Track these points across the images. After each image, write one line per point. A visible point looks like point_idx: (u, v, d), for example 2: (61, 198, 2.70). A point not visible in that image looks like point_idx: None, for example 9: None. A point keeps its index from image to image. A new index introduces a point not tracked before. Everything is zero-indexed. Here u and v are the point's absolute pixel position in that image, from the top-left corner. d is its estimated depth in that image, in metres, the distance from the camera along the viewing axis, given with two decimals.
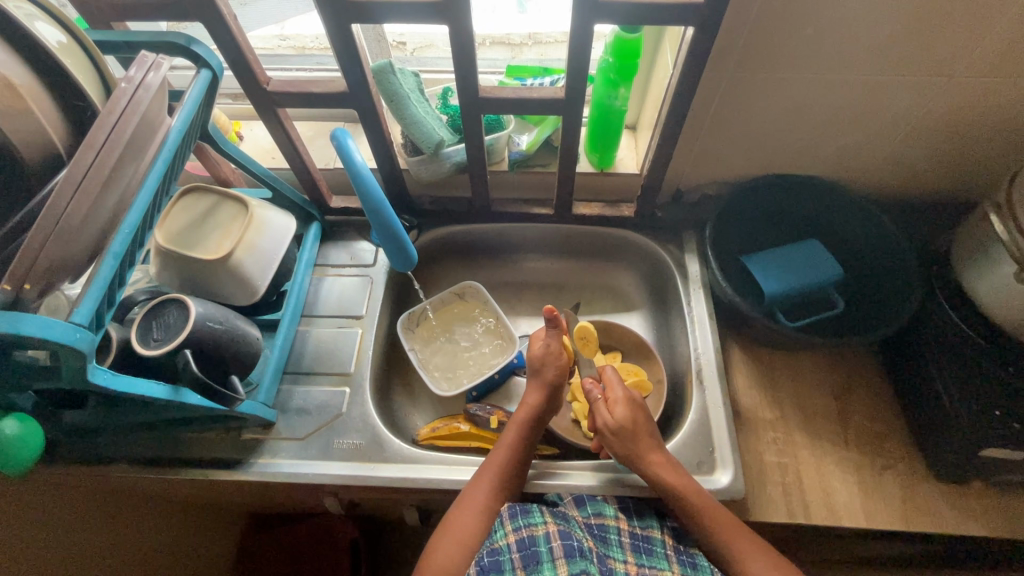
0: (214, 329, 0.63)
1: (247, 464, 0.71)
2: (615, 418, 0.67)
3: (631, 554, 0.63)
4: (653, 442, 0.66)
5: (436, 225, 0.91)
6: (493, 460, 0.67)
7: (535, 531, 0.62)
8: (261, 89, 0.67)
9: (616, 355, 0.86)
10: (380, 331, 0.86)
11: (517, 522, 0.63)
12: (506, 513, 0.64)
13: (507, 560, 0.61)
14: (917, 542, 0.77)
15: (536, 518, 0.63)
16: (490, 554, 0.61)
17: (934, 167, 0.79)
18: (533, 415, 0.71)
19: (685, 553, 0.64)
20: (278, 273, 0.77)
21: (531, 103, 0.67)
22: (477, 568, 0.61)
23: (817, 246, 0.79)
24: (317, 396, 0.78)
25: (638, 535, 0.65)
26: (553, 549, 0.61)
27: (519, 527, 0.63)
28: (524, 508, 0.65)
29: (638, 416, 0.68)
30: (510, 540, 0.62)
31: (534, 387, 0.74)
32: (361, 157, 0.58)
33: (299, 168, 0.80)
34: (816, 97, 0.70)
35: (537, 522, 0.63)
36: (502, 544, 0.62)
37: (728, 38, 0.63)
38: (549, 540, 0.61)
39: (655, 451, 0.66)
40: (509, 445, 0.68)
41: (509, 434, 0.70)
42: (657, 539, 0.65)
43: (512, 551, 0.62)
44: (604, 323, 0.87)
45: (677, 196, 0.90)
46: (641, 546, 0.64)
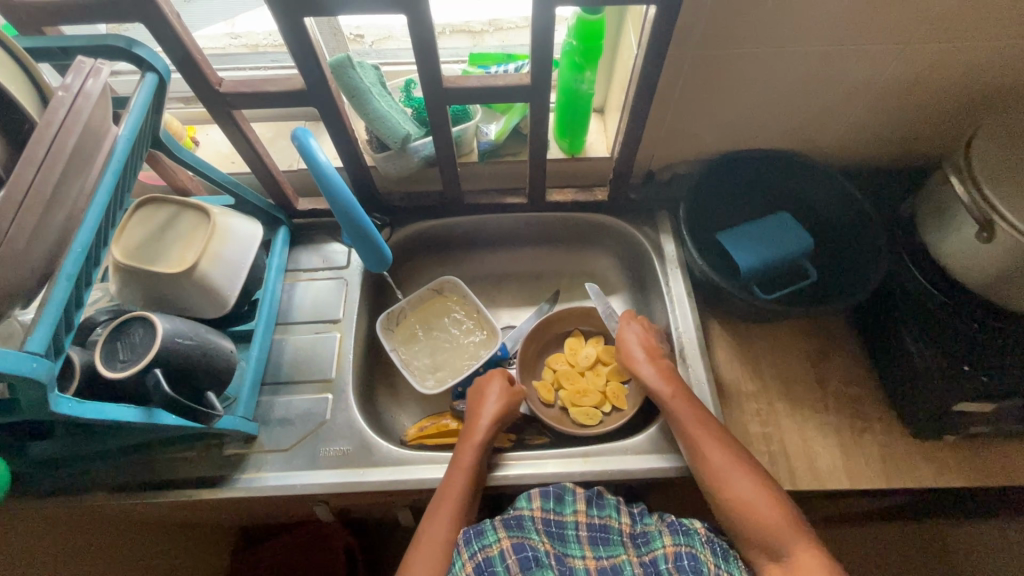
0: (185, 345, 0.61)
1: (232, 481, 0.70)
2: (629, 357, 0.75)
3: (589, 547, 0.63)
4: (664, 376, 0.71)
5: (409, 222, 0.89)
6: (450, 488, 0.65)
7: (490, 552, 0.60)
8: (213, 91, 0.63)
9: (598, 339, 0.86)
10: (359, 334, 0.84)
11: (473, 548, 0.61)
12: (461, 540, 0.62)
13: None
14: (897, 496, 0.80)
15: (489, 537, 0.61)
16: None
17: (895, 134, 0.81)
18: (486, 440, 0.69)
19: (641, 535, 0.65)
20: (248, 282, 0.75)
21: (497, 91, 0.65)
22: None
23: (791, 219, 0.80)
24: (299, 405, 0.76)
25: (596, 524, 0.65)
26: (509, 565, 0.59)
27: (475, 553, 0.61)
28: (477, 530, 0.63)
29: (647, 352, 0.74)
30: (468, 571, 0.60)
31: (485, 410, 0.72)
32: (326, 156, 0.56)
33: (261, 172, 0.77)
34: (779, 71, 0.70)
35: (491, 542, 0.61)
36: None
37: (692, 16, 0.63)
38: (505, 558, 0.59)
39: (664, 386, 0.70)
40: (462, 469, 0.67)
41: (465, 461, 0.67)
42: (614, 526, 0.65)
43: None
44: (581, 309, 0.88)
45: (649, 177, 0.90)
46: (598, 536, 0.64)
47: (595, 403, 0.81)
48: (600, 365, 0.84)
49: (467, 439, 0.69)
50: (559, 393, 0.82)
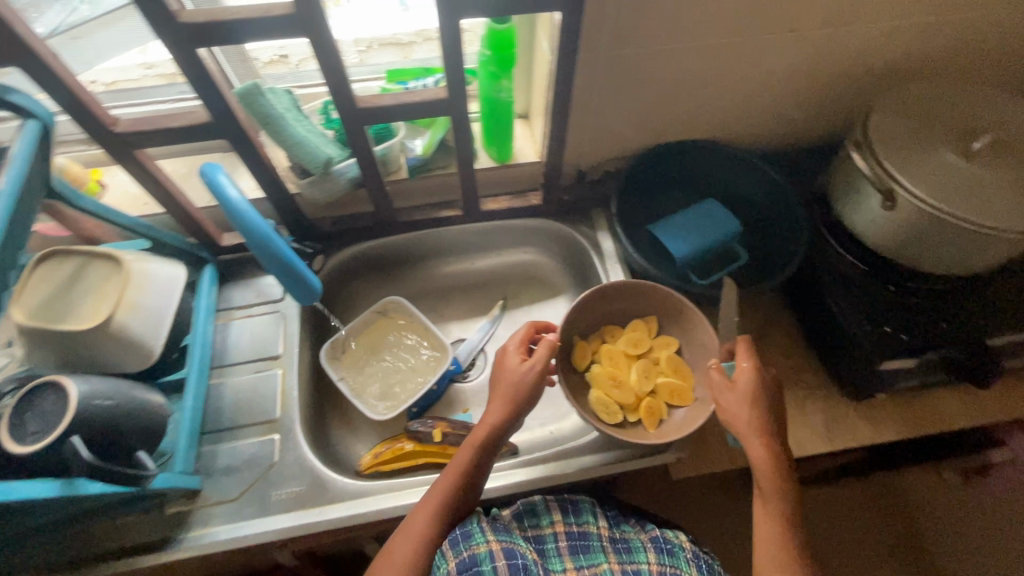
0: (105, 406, 0.57)
1: (177, 541, 0.65)
2: (723, 398, 0.63)
3: (569, 558, 0.64)
4: (759, 425, 0.60)
5: (344, 246, 0.87)
6: (441, 485, 0.61)
7: (476, 551, 0.60)
8: (109, 132, 0.59)
9: (669, 344, 0.77)
10: (303, 367, 0.81)
11: (459, 546, 0.61)
12: (447, 542, 0.61)
13: None
14: (841, 456, 0.84)
15: (478, 537, 0.61)
16: None
17: (803, 116, 0.85)
18: (489, 435, 0.63)
19: (620, 541, 0.67)
20: (174, 328, 0.71)
21: (414, 107, 0.64)
22: None
23: (717, 205, 0.83)
24: (245, 450, 0.72)
25: (575, 533, 0.67)
26: (497, 568, 0.59)
27: (461, 551, 0.60)
28: (465, 531, 0.62)
29: (757, 404, 0.61)
30: (451, 565, 0.60)
31: (494, 400, 0.65)
32: (235, 190, 0.54)
33: (177, 211, 0.73)
34: (688, 65, 0.73)
35: (479, 541, 0.61)
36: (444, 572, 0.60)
37: (597, 20, 0.64)
38: (494, 559, 0.59)
39: (757, 438, 0.60)
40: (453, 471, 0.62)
41: (461, 456, 0.62)
42: (593, 533, 0.67)
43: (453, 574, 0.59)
44: (665, 304, 0.77)
45: (581, 176, 0.89)
46: (578, 545, 0.66)
47: (624, 403, 0.72)
48: (654, 370, 0.75)
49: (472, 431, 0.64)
50: (599, 371, 0.75)
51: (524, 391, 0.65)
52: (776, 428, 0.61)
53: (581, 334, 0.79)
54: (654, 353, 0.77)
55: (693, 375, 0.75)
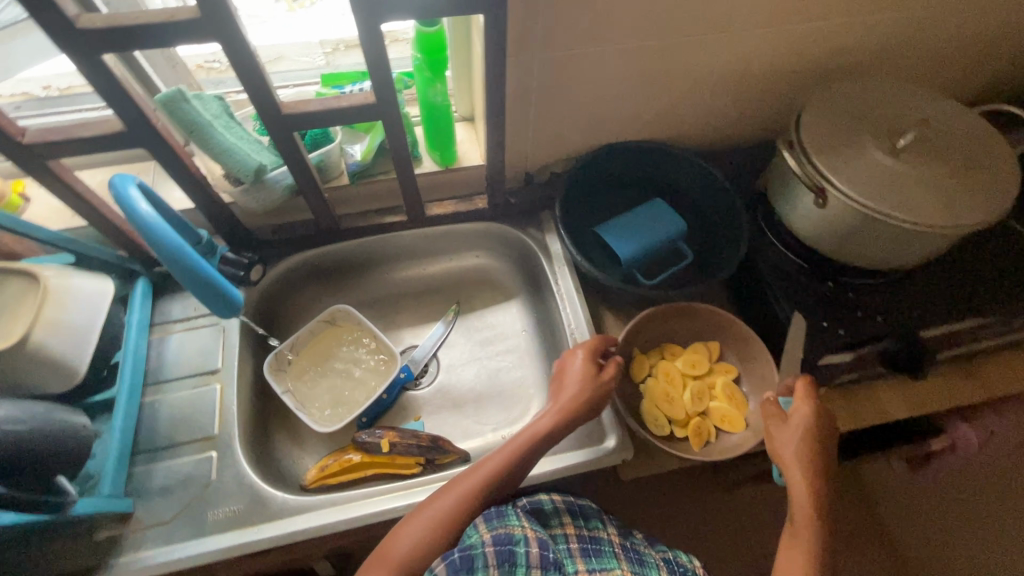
0: (18, 429, 0.54)
1: (108, 567, 0.63)
2: (778, 432, 0.65)
3: (582, 560, 0.59)
4: (805, 458, 0.61)
5: (287, 254, 0.85)
6: (489, 461, 0.62)
7: (512, 531, 0.55)
8: (16, 143, 0.56)
9: (729, 370, 0.80)
10: (244, 380, 0.78)
11: (493, 523, 0.56)
12: (481, 517, 0.57)
13: (480, 555, 0.52)
14: None
15: (513, 519, 0.56)
16: (462, 550, 0.52)
17: (744, 116, 0.86)
18: (548, 431, 0.65)
19: (632, 551, 0.65)
20: (100, 345, 0.68)
21: (344, 113, 0.63)
22: (446, 563, 0.51)
23: (662, 206, 0.84)
24: (181, 469, 0.70)
25: (586, 538, 0.63)
26: (531, 555, 0.53)
27: (495, 527, 0.55)
28: (500, 512, 0.58)
29: (808, 437, 0.62)
30: (484, 537, 0.54)
31: (563, 397, 0.68)
32: (144, 204, 0.52)
33: (102, 223, 0.70)
34: (624, 66, 0.73)
35: (514, 523, 0.56)
36: (476, 543, 0.53)
37: (528, 22, 0.64)
38: (528, 543, 0.54)
39: (803, 475, 0.60)
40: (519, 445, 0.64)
41: (514, 443, 0.64)
42: (604, 540, 0.64)
43: (488, 546, 0.53)
44: (730, 331, 0.80)
45: (528, 179, 0.89)
46: (590, 550, 0.61)
47: (673, 418, 0.76)
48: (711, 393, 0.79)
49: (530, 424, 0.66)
50: (653, 385, 0.78)
51: (590, 396, 0.67)
52: (822, 466, 0.61)
53: (643, 346, 0.82)
54: (712, 378, 0.80)
55: (745, 402, 0.78)
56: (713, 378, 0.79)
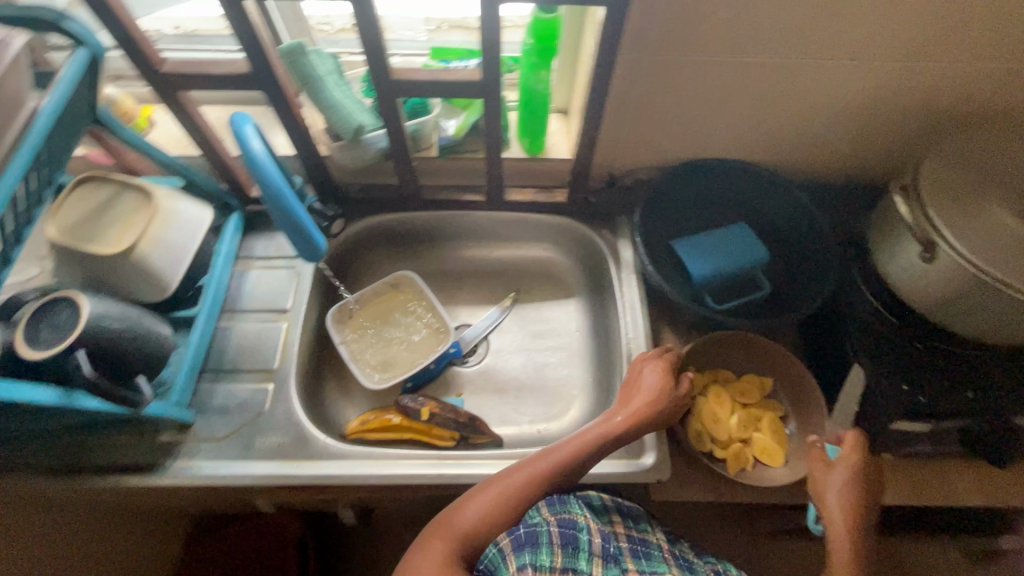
0: (113, 328, 0.60)
1: (163, 468, 0.69)
2: (821, 474, 0.65)
3: (631, 560, 0.60)
4: (844, 507, 0.62)
5: (367, 214, 0.88)
6: (558, 451, 0.63)
7: (574, 517, 0.60)
8: (156, 71, 0.62)
9: (779, 407, 0.76)
10: (308, 325, 0.83)
11: (555, 509, 0.61)
12: (543, 500, 0.62)
13: (545, 534, 0.57)
14: None
15: (575, 508, 0.62)
16: (528, 527, 0.57)
17: (855, 152, 0.81)
18: (614, 434, 0.65)
19: (681, 558, 0.65)
20: (191, 267, 0.73)
21: (448, 86, 0.64)
22: (513, 539, 0.56)
23: (746, 231, 0.80)
24: (239, 394, 0.75)
25: (636, 538, 0.64)
26: (593, 543, 0.58)
27: (559, 512, 0.60)
28: (561, 498, 0.63)
29: (851, 486, 0.63)
30: (549, 519, 0.59)
31: (635, 402, 0.68)
32: (257, 142, 0.56)
33: (212, 156, 0.75)
34: (736, 81, 0.70)
35: (576, 511, 0.61)
36: (542, 523, 0.58)
37: (647, 22, 0.62)
38: (590, 532, 0.59)
39: (841, 519, 0.61)
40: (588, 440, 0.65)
41: (585, 437, 0.65)
42: (653, 543, 0.64)
43: (552, 529, 0.58)
44: (789, 366, 0.76)
45: (611, 181, 0.88)
46: (640, 551, 0.62)
47: (715, 438, 0.73)
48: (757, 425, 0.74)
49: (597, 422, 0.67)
50: (703, 403, 0.75)
51: (657, 407, 0.68)
52: (862, 513, 0.62)
53: (698, 364, 0.79)
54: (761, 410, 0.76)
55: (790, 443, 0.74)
56: (762, 411, 0.75)
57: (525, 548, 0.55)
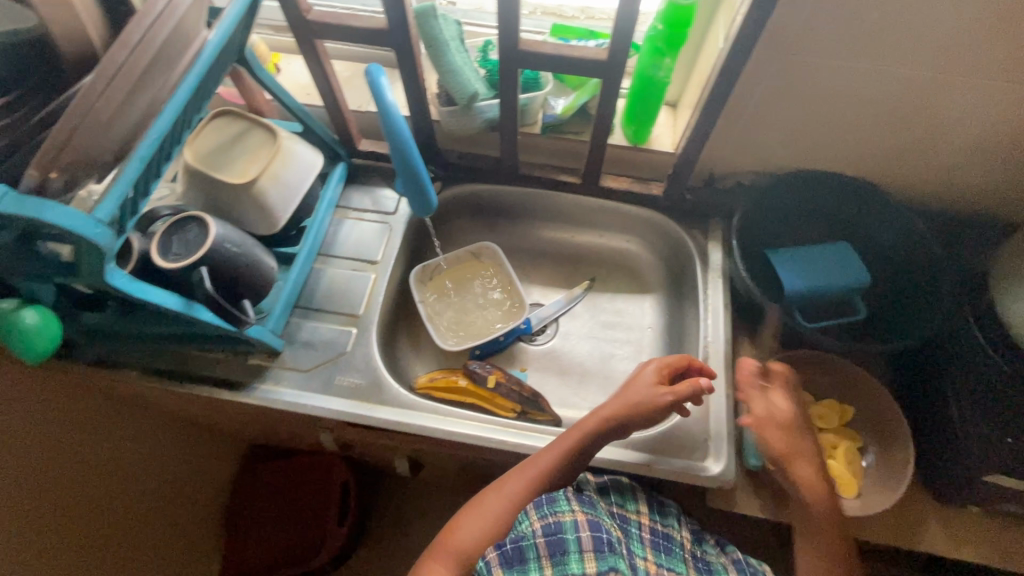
0: (232, 252, 0.65)
1: (251, 388, 0.74)
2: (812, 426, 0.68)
3: (651, 551, 0.65)
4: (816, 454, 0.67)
5: (461, 181, 0.90)
6: (540, 459, 0.64)
7: (561, 518, 0.62)
8: (302, 17, 0.65)
9: (856, 437, 0.73)
10: (394, 279, 0.86)
11: (544, 511, 0.63)
12: (531, 504, 0.64)
13: (530, 546, 0.61)
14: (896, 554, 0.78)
15: (563, 506, 0.64)
16: (514, 542, 0.62)
17: (986, 184, 0.75)
18: (597, 432, 0.65)
19: (701, 560, 0.68)
20: (299, 207, 0.78)
21: (572, 62, 0.64)
22: (499, 553, 0.61)
23: (849, 251, 0.76)
24: (325, 333, 0.79)
25: (659, 531, 0.68)
26: (581, 540, 0.61)
27: (546, 515, 0.63)
28: (551, 497, 0.65)
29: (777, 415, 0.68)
30: (534, 527, 0.62)
31: (617, 402, 0.67)
32: (392, 95, 0.58)
33: (331, 106, 0.79)
34: (871, 90, 0.66)
35: (563, 510, 0.63)
36: (526, 531, 0.62)
37: (790, 18, 0.60)
38: (578, 529, 0.61)
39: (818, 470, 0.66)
40: (559, 449, 0.64)
41: (565, 442, 0.64)
42: (676, 538, 0.68)
43: (538, 536, 0.62)
44: (874, 396, 0.73)
45: (710, 181, 0.85)
46: (661, 543, 0.67)
47: (785, 457, 0.71)
48: (830, 451, 0.72)
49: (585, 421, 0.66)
50: None
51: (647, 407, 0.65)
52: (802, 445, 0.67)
53: None
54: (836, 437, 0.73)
55: (863, 475, 0.71)
56: (837, 438, 0.73)
57: (513, 564, 0.60)
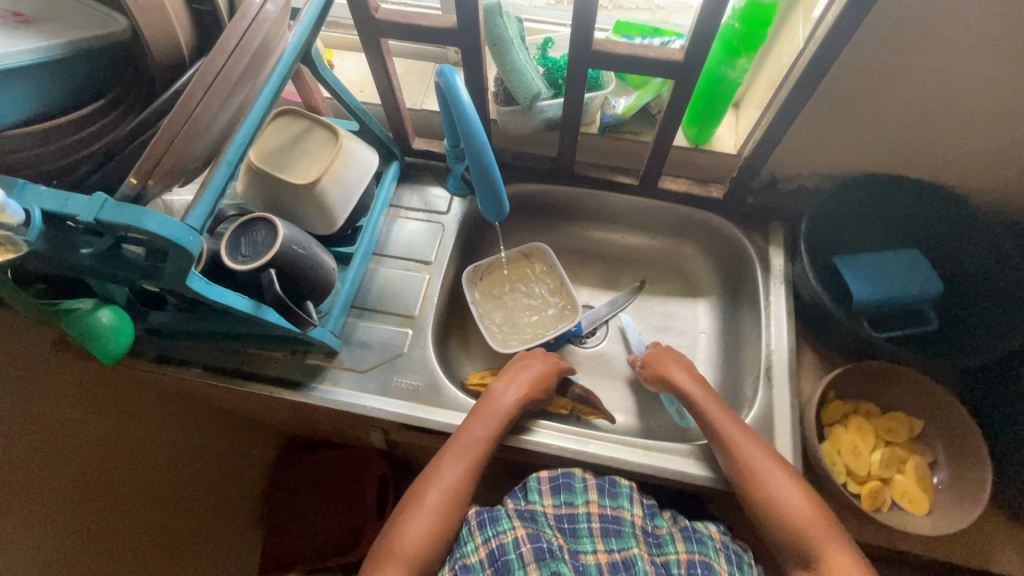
0: (298, 254, 0.64)
1: (309, 388, 0.74)
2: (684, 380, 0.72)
3: (601, 541, 0.62)
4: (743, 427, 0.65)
5: (515, 181, 0.89)
6: (466, 444, 0.66)
7: (503, 539, 0.61)
8: (370, 16, 0.64)
9: (926, 453, 0.71)
10: (446, 279, 0.86)
11: (487, 533, 0.62)
12: (474, 522, 0.63)
13: (479, 574, 0.60)
14: None
15: (503, 524, 0.62)
16: (463, 569, 0.60)
17: None
18: (510, 410, 0.69)
19: (652, 534, 0.64)
20: (357, 207, 0.77)
21: (646, 63, 0.62)
22: None
23: (921, 259, 0.73)
24: (380, 333, 0.79)
25: (609, 516, 0.63)
26: (523, 555, 0.59)
27: (489, 538, 0.61)
28: (492, 516, 0.63)
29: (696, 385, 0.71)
30: (481, 555, 0.61)
31: (510, 377, 0.72)
32: (466, 95, 0.57)
33: (390, 103, 0.79)
34: (961, 97, 0.63)
35: (505, 529, 0.61)
36: (473, 559, 0.61)
37: (880, 19, 0.57)
38: (518, 546, 0.60)
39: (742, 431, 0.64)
40: (493, 424, 0.67)
41: (483, 421, 0.67)
42: (626, 519, 0.63)
43: (484, 567, 0.60)
44: (946, 412, 0.70)
45: (772, 183, 0.83)
46: (610, 528, 0.63)
47: (852, 471, 0.70)
48: (899, 466, 0.70)
49: (481, 402, 0.69)
50: (842, 434, 0.71)
51: (538, 377, 0.73)
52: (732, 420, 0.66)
53: (838, 392, 0.75)
54: (905, 451, 0.72)
55: (934, 492, 0.69)
56: (906, 453, 0.71)
57: None
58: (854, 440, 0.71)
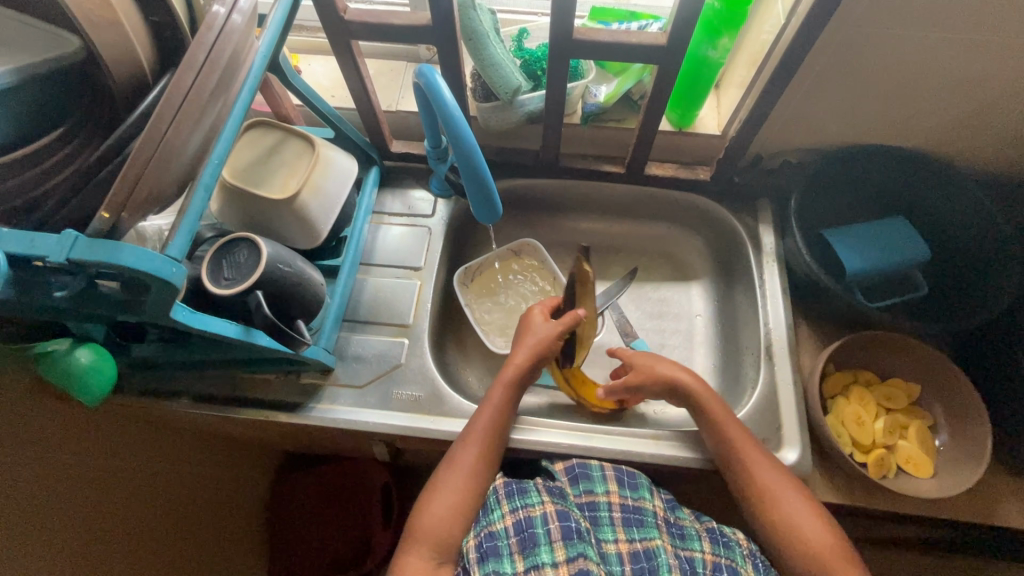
0: (285, 272, 0.62)
1: (306, 409, 0.72)
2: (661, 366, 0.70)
3: (622, 530, 0.61)
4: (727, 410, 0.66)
5: (499, 178, 0.87)
6: (479, 422, 0.65)
7: (532, 512, 0.59)
8: (338, 18, 0.61)
9: (925, 417, 0.72)
10: (437, 284, 0.84)
11: (515, 503, 0.61)
12: (502, 492, 0.63)
13: (505, 544, 0.58)
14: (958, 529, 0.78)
15: (533, 498, 0.61)
16: (488, 538, 0.59)
17: None
18: (516, 377, 0.68)
19: (675, 526, 0.64)
20: (340, 217, 0.74)
21: (628, 49, 0.61)
22: (477, 553, 0.58)
23: (908, 226, 0.74)
24: (375, 345, 0.77)
25: (630, 506, 0.63)
26: (551, 531, 0.58)
27: (517, 509, 0.60)
28: (522, 489, 0.62)
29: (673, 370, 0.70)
30: (507, 524, 0.60)
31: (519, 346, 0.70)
32: (451, 95, 0.55)
33: (365, 107, 0.76)
34: (940, 65, 0.63)
35: (534, 503, 0.60)
36: (499, 527, 0.60)
37: None
38: (547, 522, 0.58)
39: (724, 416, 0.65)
40: (496, 402, 0.66)
41: (495, 396, 0.67)
42: (649, 510, 0.63)
43: (509, 535, 0.59)
44: (943, 377, 0.71)
45: (756, 161, 0.83)
46: (632, 519, 0.62)
47: (857, 441, 0.71)
48: (902, 432, 0.71)
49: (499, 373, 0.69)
50: (845, 405, 0.72)
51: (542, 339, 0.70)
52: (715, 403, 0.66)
53: (836, 364, 0.75)
54: (905, 417, 0.73)
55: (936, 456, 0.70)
56: (907, 419, 0.72)
57: (488, 560, 0.57)
58: (857, 411, 0.72)
